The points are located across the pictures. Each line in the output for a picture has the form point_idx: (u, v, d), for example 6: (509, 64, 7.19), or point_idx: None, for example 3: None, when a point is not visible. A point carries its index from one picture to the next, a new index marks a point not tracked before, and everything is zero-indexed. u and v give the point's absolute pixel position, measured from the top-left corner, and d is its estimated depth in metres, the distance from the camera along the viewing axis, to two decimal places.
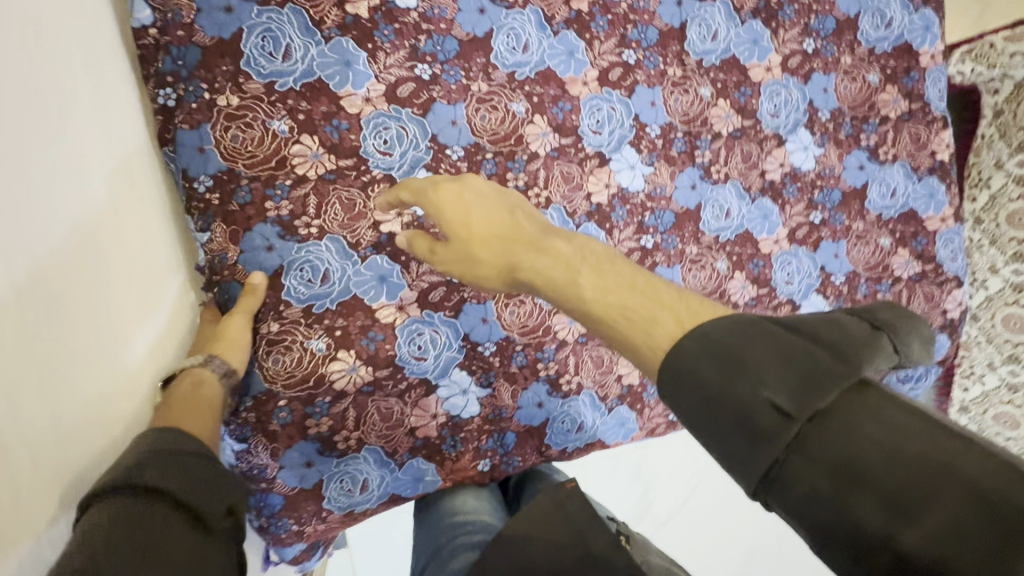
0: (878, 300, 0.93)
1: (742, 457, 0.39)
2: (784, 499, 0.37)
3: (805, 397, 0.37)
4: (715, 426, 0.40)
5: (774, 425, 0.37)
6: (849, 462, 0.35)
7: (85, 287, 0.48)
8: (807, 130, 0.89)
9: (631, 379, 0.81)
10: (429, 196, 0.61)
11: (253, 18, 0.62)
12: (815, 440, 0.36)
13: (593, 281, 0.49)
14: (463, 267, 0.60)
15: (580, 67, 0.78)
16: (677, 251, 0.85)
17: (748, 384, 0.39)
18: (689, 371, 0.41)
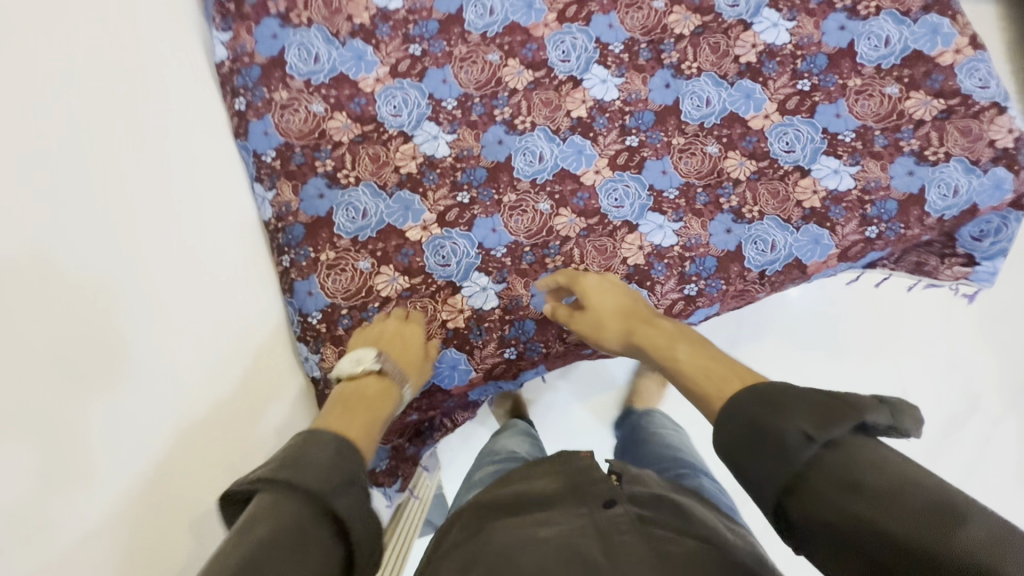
0: (902, 148, 0.89)
1: (773, 470, 0.51)
2: (801, 505, 0.48)
3: (828, 431, 0.49)
4: (757, 451, 0.52)
5: (798, 444, 0.50)
6: (846, 480, 0.47)
7: (226, 339, 0.76)
8: (772, 9, 0.93)
9: (636, 259, 0.87)
10: (575, 282, 0.83)
11: (290, 38, 0.89)
12: (823, 460, 0.49)
13: (689, 356, 0.67)
14: (593, 332, 0.80)
15: (539, 14, 0.94)
16: (663, 144, 0.92)
17: (783, 419, 0.52)
18: (739, 410, 0.56)
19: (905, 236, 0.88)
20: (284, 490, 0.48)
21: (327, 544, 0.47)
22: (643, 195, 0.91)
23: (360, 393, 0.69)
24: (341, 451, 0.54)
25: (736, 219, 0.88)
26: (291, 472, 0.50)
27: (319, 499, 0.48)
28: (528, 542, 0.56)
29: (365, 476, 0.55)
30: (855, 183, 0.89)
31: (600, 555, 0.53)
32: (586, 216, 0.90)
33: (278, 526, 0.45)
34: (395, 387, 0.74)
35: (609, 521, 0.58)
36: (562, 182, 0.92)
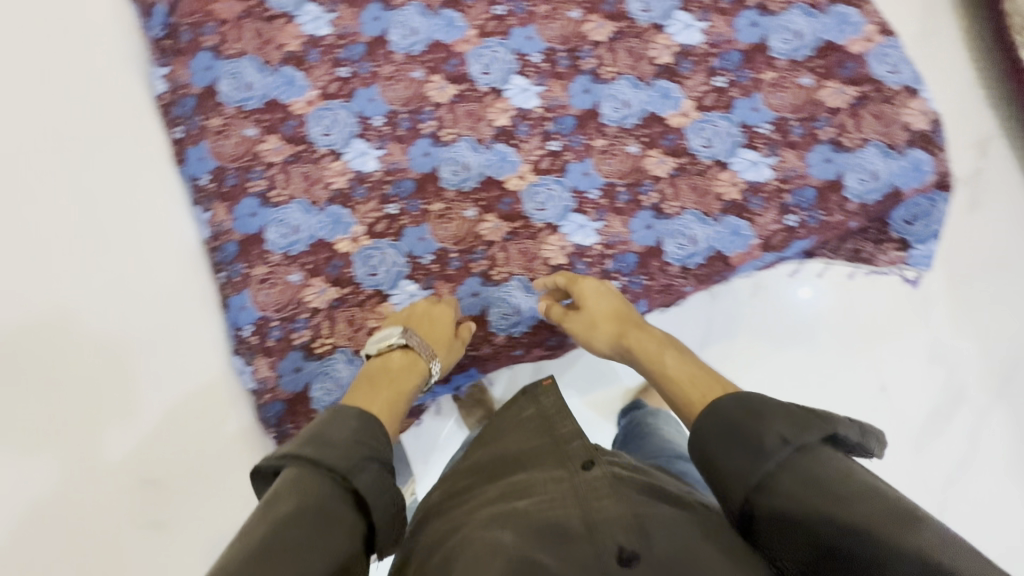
0: (818, 137, 0.89)
1: (745, 468, 0.58)
2: (769, 500, 0.56)
3: (805, 439, 0.58)
4: (732, 450, 0.60)
5: (774, 446, 0.58)
6: (809, 478, 0.55)
7: (177, 376, 0.92)
8: (685, 12, 0.95)
9: (558, 259, 0.89)
10: (574, 283, 0.85)
11: (223, 69, 0.94)
12: (794, 462, 0.57)
13: (676, 362, 0.75)
14: (584, 332, 0.83)
15: (460, 31, 0.98)
16: (584, 147, 0.95)
17: (762, 425, 0.60)
18: (721, 412, 0.64)
19: (828, 222, 0.88)
20: (309, 468, 0.59)
21: (349, 513, 0.58)
22: (566, 197, 0.93)
23: (385, 368, 0.79)
24: (361, 426, 0.66)
25: (656, 215, 0.90)
26: (315, 451, 0.61)
27: (341, 474, 0.59)
28: (507, 500, 0.64)
29: (380, 445, 0.65)
30: (774, 173, 0.89)
31: (577, 522, 0.59)
32: (511, 220, 0.92)
33: (305, 496, 0.56)
34: (422, 361, 0.80)
35: (586, 485, 0.65)
36: (487, 189, 0.94)
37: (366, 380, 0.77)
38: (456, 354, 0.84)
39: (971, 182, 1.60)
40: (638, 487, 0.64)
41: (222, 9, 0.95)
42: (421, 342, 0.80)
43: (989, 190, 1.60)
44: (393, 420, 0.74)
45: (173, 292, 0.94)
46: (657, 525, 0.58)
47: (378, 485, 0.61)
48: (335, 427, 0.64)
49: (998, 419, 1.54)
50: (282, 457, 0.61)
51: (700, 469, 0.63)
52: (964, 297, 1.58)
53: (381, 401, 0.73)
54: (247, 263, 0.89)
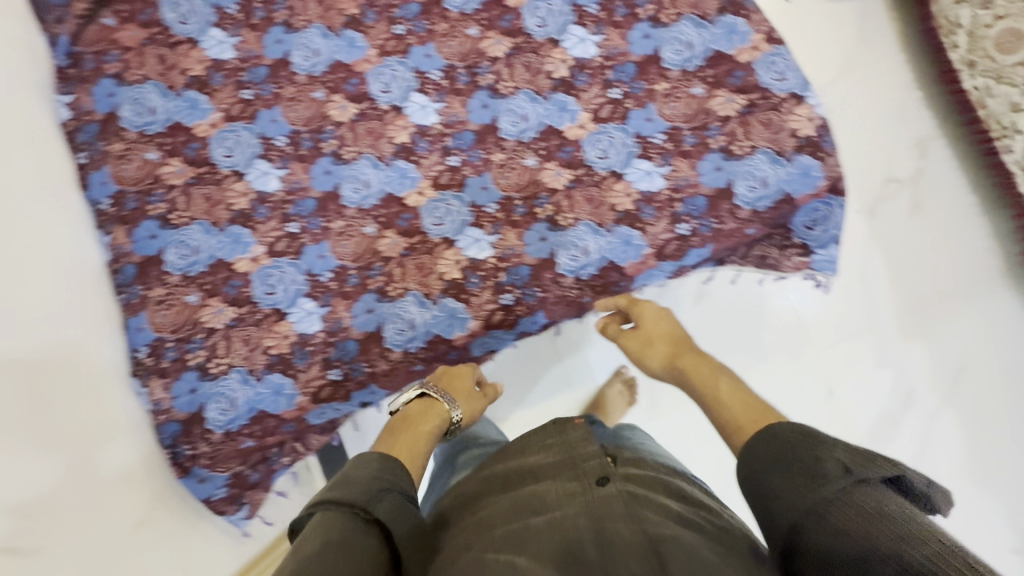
0: (710, 145, 0.89)
1: (799, 490, 0.53)
2: (821, 529, 0.50)
3: (866, 471, 0.52)
4: (785, 472, 0.55)
5: (835, 472, 0.53)
6: (863, 508, 0.49)
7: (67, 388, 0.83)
8: (579, 26, 0.97)
9: (452, 273, 0.89)
10: (632, 305, 0.86)
11: (126, 94, 0.96)
12: (851, 492, 0.51)
13: (728, 386, 0.70)
14: (637, 351, 0.83)
15: (361, 51, 0.99)
16: (483, 161, 0.95)
17: (820, 450, 0.55)
18: (776, 434, 0.60)
19: (721, 230, 0.88)
20: (331, 507, 0.55)
21: (374, 546, 0.54)
22: (464, 211, 0.93)
23: (407, 416, 0.76)
24: (381, 464, 0.62)
25: (551, 227, 0.90)
26: (338, 491, 0.57)
27: (363, 509, 0.55)
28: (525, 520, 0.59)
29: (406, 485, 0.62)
30: (666, 183, 0.90)
31: (593, 552, 0.53)
32: (409, 236, 0.93)
33: (331, 535, 0.52)
34: (442, 405, 0.78)
35: (601, 503, 0.60)
36: (387, 206, 0.95)
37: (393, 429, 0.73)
38: (475, 405, 0.83)
39: (912, 184, 1.60)
40: (655, 507, 0.59)
41: (126, 37, 0.97)
42: (441, 388, 0.80)
43: (930, 191, 1.60)
44: (418, 462, 0.68)
45: (55, 299, 0.85)
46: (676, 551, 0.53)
47: (400, 515, 0.57)
48: (364, 465, 0.61)
49: (949, 419, 1.53)
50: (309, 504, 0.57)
51: (749, 494, 0.58)
52: (911, 303, 1.57)
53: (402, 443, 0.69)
54: (144, 286, 0.89)
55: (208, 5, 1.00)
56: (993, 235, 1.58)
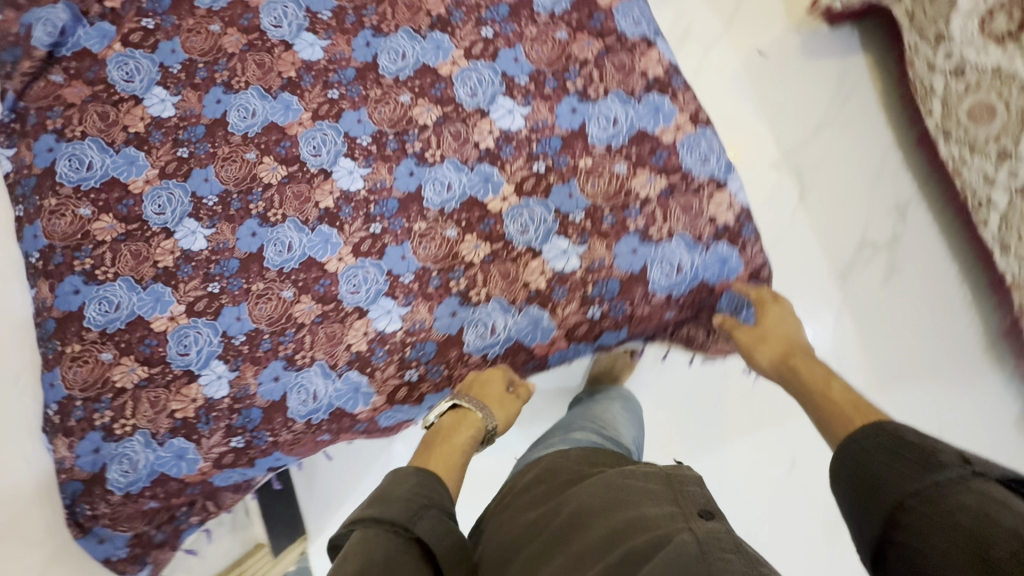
0: (628, 227, 0.87)
1: (912, 477, 0.61)
2: (929, 513, 0.57)
3: (983, 467, 0.59)
4: (896, 463, 0.63)
5: (950, 461, 0.60)
6: (979, 493, 0.56)
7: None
8: (507, 97, 0.96)
9: (359, 346, 0.91)
10: (760, 302, 0.86)
11: (66, 150, 0.99)
12: (968, 479, 0.58)
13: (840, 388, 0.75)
14: (749, 345, 0.85)
15: (296, 114, 1.00)
16: (404, 230, 0.95)
17: (935, 444, 0.62)
18: (890, 427, 0.67)
19: (634, 315, 0.87)
20: (372, 525, 0.66)
21: (413, 560, 0.64)
22: (381, 279, 0.93)
23: (446, 432, 0.84)
24: (418, 483, 0.73)
25: (462, 302, 0.91)
26: (379, 509, 0.68)
27: (403, 527, 0.66)
28: (650, 528, 0.64)
29: (438, 499, 0.72)
30: (580, 263, 0.88)
31: (694, 547, 0.59)
32: (324, 302, 0.93)
33: (374, 547, 0.62)
34: (473, 415, 0.85)
35: (708, 531, 0.63)
36: (307, 270, 0.95)
37: (439, 434, 0.84)
38: (509, 408, 0.88)
39: (888, 250, 1.54)
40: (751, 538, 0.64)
41: (72, 94, 1.01)
42: (468, 397, 0.86)
43: (908, 257, 1.53)
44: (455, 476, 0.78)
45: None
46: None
47: (439, 531, 0.67)
48: (402, 483, 0.73)
49: None
50: (352, 520, 0.68)
51: (855, 483, 0.65)
52: (885, 362, 1.50)
53: (438, 458, 0.79)
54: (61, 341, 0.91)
55: (154, 64, 1.03)
56: (977, 308, 1.50)
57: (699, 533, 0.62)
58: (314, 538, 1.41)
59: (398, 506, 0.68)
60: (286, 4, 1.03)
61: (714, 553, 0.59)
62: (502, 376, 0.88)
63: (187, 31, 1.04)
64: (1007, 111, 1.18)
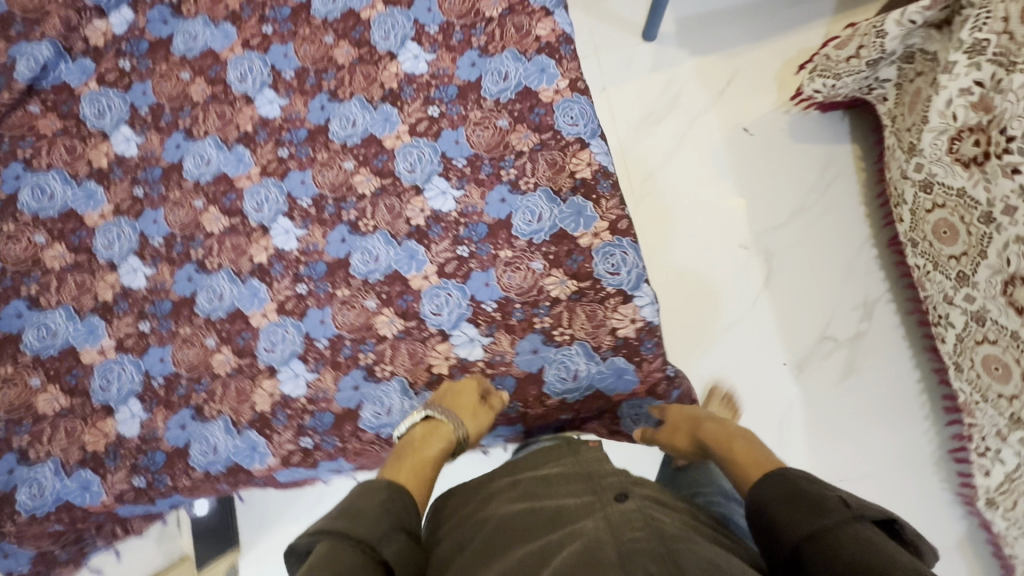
0: (534, 324, 0.89)
1: (802, 518, 0.62)
2: (818, 551, 0.58)
3: (862, 510, 0.61)
4: (793, 506, 0.64)
5: (836, 504, 0.62)
6: (862, 537, 0.57)
7: None
8: (443, 177, 0.98)
9: (262, 406, 0.92)
10: (663, 407, 0.87)
11: (33, 180, 1.05)
12: (848, 521, 0.59)
13: (744, 450, 0.77)
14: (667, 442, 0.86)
15: (246, 167, 1.05)
16: (327, 295, 0.98)
17: (824, 490, 0.64)
18: (787, 472, 0.70)
19: (527, 414, 0.87)
20: (338, 537, 0.64)
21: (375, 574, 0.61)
22: (297, 341, 0.96)
23: (412, 446, 0.81)
24: (386, 500, 0.71)
25: (366, 376, 0.92)
26: (348, 524, 0.66)
27: (369, 546, 0.63)
28: (562, 524, 0.65)
29: (405, 516, 0.71)
30: (484, 354, 0.90)
31: (603, 534, 0.61)
32: (242, 355, 0.96)
33: (338, 563, 0.60)
34: (446, 427, 0.81)
35: (619, 517, 0.64)
36: (232, 321, 0.99)
37: (400, 452, 0.81)
38: (483, 420, 0.83)
39: (849, 346, 1.50)
40: (668, 519, 0.64)
41: (46, 125, 1.08)
42: (444, 410, 0.82)
43: (869, 357, 1.49)
44: (424, 488, 0.77)
45: None
46: (683, 545, 0.59)
47: (403, 556, 0.66)
48: (365, 497, 0.72)
49: None
50: (316, 533, 0.65)
51: (759, 527, 0.66)
52: (837, 447, 1.45)
53: (410, 473, 0.77)
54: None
55: (125, 104, 1.09)
56: (931, 419, 1.45)
57: (612, 520, 0.63)
58: (246, 551, 1.42)
59: (350, 519, 0.67)
60: (253, 60, 1.08)
61: (624, 533, 0.61)
62: (476, 387, 0.85)
63: (160, 76, 1.09)
64: (969, 236, 1.12)
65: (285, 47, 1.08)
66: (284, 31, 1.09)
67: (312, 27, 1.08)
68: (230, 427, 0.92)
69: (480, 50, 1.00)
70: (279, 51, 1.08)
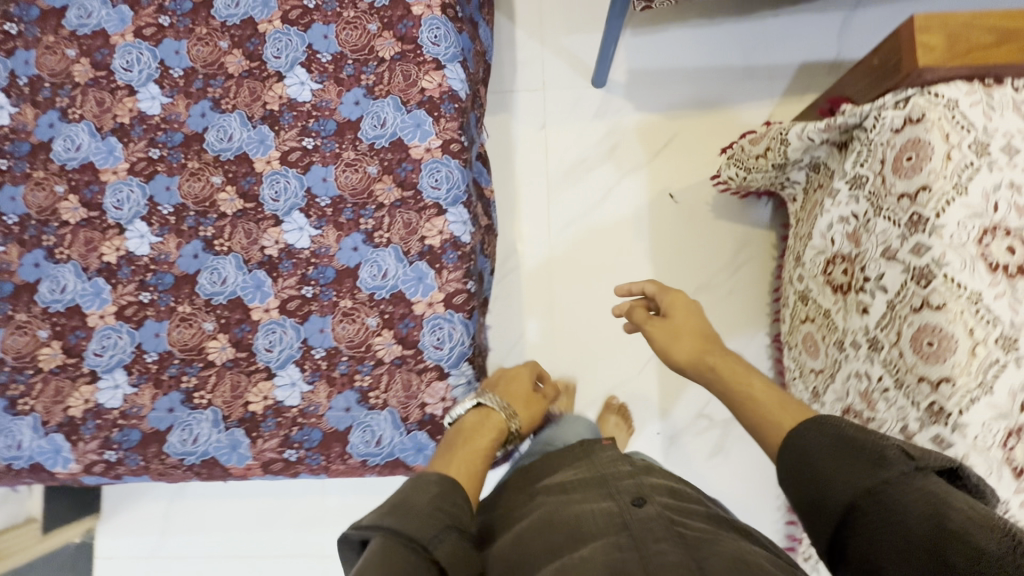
0: (354, 381, 0.89)
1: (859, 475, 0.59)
2: (891, 515, 0.55)
3: (926, 461, 0.58)
4: (848, 461, 0.60)
5: (896, 458, 0.58)
6: (929, 495, 0.54)
7: None
8: (303, 213, 0.97)
9: (75, 410, 0.92)
10: (665, 294, 0.97)
11: None
12: (914, 477, 0.56)
13: (762, 389, 0.78)
14: (666, 339, 0.92)
15: (115, 161, 1.02)
16: (168, 308, 0.97)
17: (878, 438, 0.61)
18: (831, 420, 0.66)
19: (329, 468, 0.88)
20: (391, 535, 0.59)
21: None
22: (128, 350, 0.95)
23: (468, 437, 0.79)
24: (439, 495, 0.66)
25: (183, 400, 0.91)
26: (396, 519, 0.61)
27: (422, 546, 0.59)
28: (581, 532, 0.66)
29: (463, 517, 0.65)
30: (300, 401, 0.89)
31: (624, 537, 0.63)
32: (69, 354, 0.95)
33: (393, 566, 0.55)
34: (499, 416, 0.82)
35: (639, 524, 0.65)
36: (68, 317, 0.97)
37: (449, 447, 0.77)
38: (534, 410, 0.88)
39: (722, 428, 1.53)
40: (691, 519, 0.68)
41: None
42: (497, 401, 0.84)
43: (738, 440, 1.53)
44: (476, 485, 0.72)
45: None
46: (707, 551, 0.61)
47: (456, 558, 0.60)
48: (424, 488, 0.66)
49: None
50: (367, 527, 0.61)
51: (801, 484, 0.64)
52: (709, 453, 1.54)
53: (459, 465, 0.73)
54: None
55: (5, 70, 1.06)
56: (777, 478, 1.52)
57: (634, 529, 0.64)
58: (106, 519, 1.50)
59: (420, 517, 0.62)
60: (142, 51, 1.05)
61: (648, 545, 0.61)
62: (528, 376, 0.93)
63: (46, 48, 1.06)
64: (826, 357, 1.13)
65: (178, 44, 1.05)
66: (181, 26, 1.06)
67: (209, 28, 1.05)
68: (37, 427, 0.91)
69: (366, 89, 0.98)
70: (171, 47, 1.05)
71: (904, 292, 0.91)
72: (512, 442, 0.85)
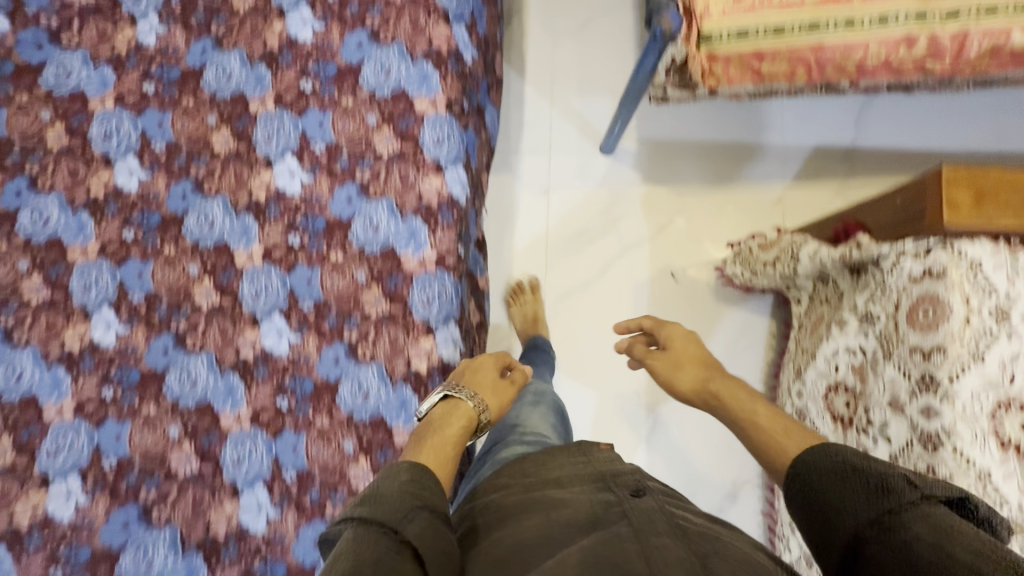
0: (326, 510, 0.85)
1: (866, 504, 0.56)
2: (897, 548, 0.52)
3: (930, 488, 0.55)
4: (849, 490, 0.58)
5: (901, 487, 0.55)
6: (935, 524, 0.52)
7: None
8: (283, 316, 0.91)
9: (22, 518, 0.85)
10: (661, 329, 0.93)
11: None
12: (919, 505, 0.54)
13: (768, 415, 0.72)
14: (667, 371, 0.87)
15: (86, 240, 0.95)
16: (131, 408, 0.90)
17: (882, 466, 0.58)
18: (831, 446, 0.63)
19: None
20: (362, 526, 0.54)
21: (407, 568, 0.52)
22: (84, 452, 0.88)
23: (435, 428, 0.72)
24: (411, 479, 0.60)
25: (141, 515, 0.86)
26: (368, 510, 0.56)
27: (392, 530, 0.54)
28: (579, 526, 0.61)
29: (437, 501, 0.60)
30: (266, 528, 0.85)
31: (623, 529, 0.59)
32: (20, 452, 0.88)
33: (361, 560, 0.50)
34: (466, 403, 0.75)
35: (639, 517, 0.61)
36: (21, 409, 0.90)
37: (420, 436, 0.71)
38: (502, 396, 0.80)
39: None
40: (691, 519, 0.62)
41: None
42: (460, 386, 0.77)
43: None
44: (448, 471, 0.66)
45: None
46: (711, 549, 0.57)
47: (429, 541, 0.55)
48: (395, 474, 0.61)
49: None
50: (339, 522, 0.56)
51: (808, 513, 0.61)
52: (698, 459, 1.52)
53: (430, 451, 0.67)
54: None
55: None
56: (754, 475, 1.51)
57: (635, 521, 0.60)
58: None
59: (392, 503, 0.56)
60: (123, 119, 0.98)
61: (649, 538, 0.57)
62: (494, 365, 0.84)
63: (18, 108, 0.98)
64: None
65: (162, 115, 0.98)
66: (167, 95, 0.98)
67: (197, 100, 0.98)
68: None
69: (360, 187, 0.92)
70: (154, 117, 0.98)
71: (910, 451, 0.88)
72: (482, 432, 0.78)
